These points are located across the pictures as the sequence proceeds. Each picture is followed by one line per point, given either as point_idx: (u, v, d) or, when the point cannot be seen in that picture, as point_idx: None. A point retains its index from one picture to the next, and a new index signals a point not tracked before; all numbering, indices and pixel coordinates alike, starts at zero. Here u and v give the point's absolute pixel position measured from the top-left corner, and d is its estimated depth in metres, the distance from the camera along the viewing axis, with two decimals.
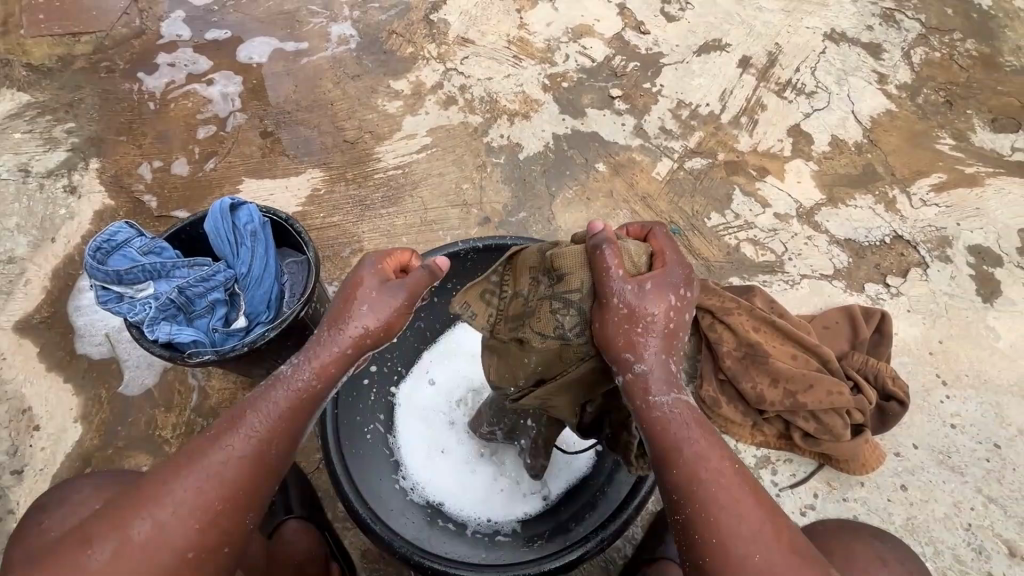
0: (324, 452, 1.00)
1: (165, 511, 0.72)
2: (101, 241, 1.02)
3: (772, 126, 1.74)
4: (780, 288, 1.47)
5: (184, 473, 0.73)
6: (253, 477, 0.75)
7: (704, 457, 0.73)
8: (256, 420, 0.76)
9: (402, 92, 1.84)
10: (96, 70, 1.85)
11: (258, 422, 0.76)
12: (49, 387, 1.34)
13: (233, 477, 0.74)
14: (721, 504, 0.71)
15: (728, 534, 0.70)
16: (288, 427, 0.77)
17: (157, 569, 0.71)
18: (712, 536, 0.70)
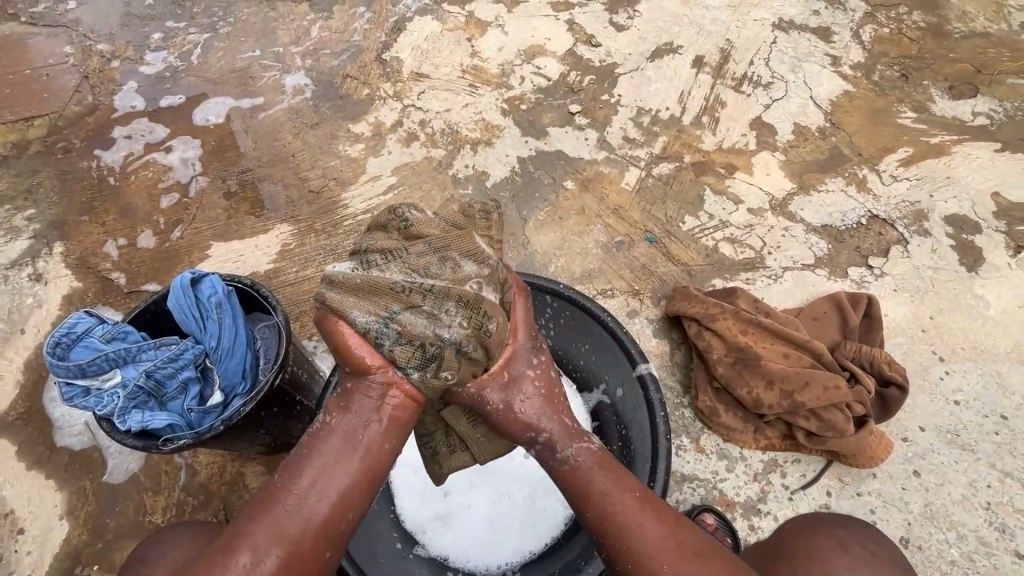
0: None
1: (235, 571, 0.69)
2: (60, 335, 0.99)
3: (733, 122, 1.74)
4: (764, 284, 1.45)
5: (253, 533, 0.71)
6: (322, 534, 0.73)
7: (608, 493, 0.80)
8: (293, 512, 0.72)
9: (362, 134, 1.84)
10: (53, 152, 1.83)
11: (301, 503, 0.73)
12: (31, 486, 1.30)
13: (306, 537, 0.72)
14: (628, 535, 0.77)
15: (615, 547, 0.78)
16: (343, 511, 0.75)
17: None
18: (630, 564, 0.77)
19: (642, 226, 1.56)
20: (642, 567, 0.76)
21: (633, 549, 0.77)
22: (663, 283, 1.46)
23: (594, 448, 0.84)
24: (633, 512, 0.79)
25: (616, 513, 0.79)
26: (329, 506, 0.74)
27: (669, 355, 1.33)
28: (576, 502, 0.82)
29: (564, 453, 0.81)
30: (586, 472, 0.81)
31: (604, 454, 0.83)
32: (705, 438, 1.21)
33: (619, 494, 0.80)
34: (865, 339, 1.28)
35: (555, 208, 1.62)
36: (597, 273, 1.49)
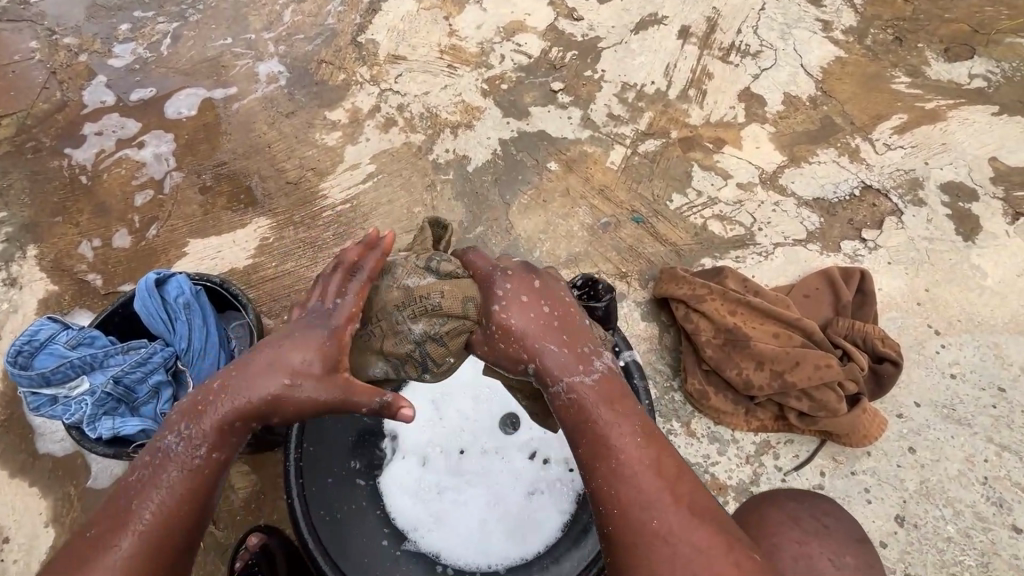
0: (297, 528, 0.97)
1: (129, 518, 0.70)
2: (23, 342, 0.96)
3: (721, 94, 1.68)
4: (754, 261, 1.41)
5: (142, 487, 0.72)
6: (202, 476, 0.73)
7: (613, 430, 0.75)
8: (189, 446, 0.73)
9: (339, 122, 1.78)
10: (22, 151, 1.77)
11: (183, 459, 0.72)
12: (15, 494, 1.28)
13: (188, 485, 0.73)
14: (620, 476, 0.72)
15: (609, 487, 0.72)
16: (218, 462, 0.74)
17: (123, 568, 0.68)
18: (614, 507, 0.71)
19: (628, 206, 1.51)
20: (631, 512, 0.70)
21: (625, 496, 0.71)
22: (651, 264, 1.42)
23: (598, 380, 0.77)
24: (633, 459, 0.73)
25: (617, 456, 0.73)
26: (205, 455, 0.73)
27: (657, 338, 1.30)
28: (573, 438, 0.77)
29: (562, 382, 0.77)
30: (591, 407, 0.75)
31: (616, 397, 0.77)
32: (696, 421, 1.19)
33: (624, 438, 0.74)
34: (858, 315, 1.24)
35: (539, 191, 1.57)
36: (583, 256, 1.45)
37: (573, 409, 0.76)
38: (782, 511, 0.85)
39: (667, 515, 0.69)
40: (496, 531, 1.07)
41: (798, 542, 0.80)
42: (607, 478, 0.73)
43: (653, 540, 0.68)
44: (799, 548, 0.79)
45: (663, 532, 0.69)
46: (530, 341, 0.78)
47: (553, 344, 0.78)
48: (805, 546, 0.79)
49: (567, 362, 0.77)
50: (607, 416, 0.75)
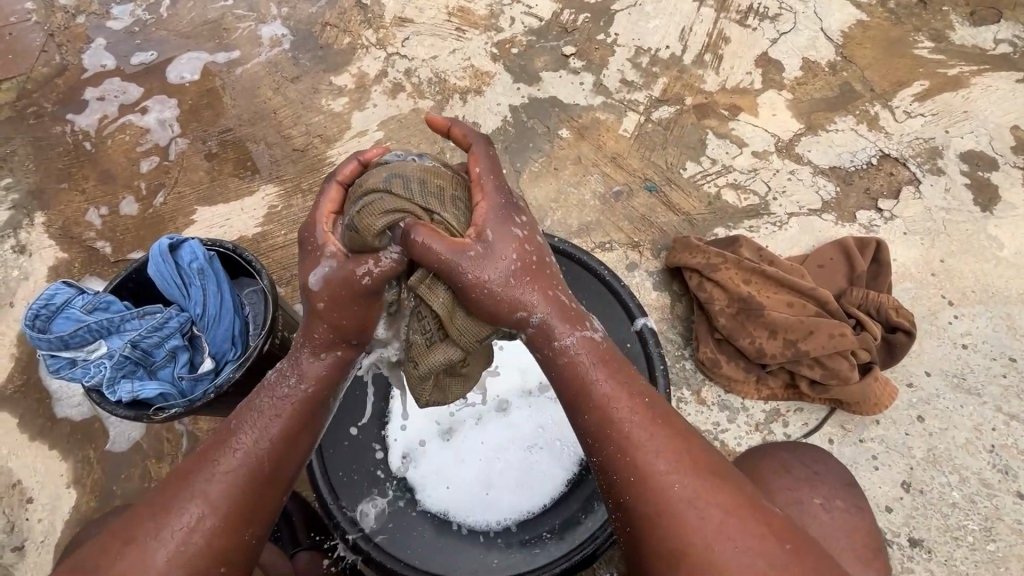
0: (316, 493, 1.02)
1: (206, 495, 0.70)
2: (39, 306, 0.96)
3: (738, 59, 1.63)
4: (768, 231, 1.39)
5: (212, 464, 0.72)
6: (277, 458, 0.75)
7: (615, 396, 0.72)
8: (261, 427, 0.75)
9: (346, 87, 1.74)
10: (24, 117, 1.74)
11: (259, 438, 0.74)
12: (36, 456, 1.31)
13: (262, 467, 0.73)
14: (632, 442, 0.70)
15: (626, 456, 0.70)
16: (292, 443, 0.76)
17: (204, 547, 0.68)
18: (632, 474, 0.69)
19: (641, 174, 1.49)
20: (652, 482, 0.68)
21: (643, 467, 0.69)
22: (663, 234, 1.41)
23: (599, 340, 0.75)
24: (645, 433, 0.70)
25: (627, 429, 0.70)
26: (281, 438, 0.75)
27: (669, 307, 1.30)
28: (574, 402, 0.73)
29: (557, 343, 0.73)
30: (587, 369, 0.72)
31: (608, 351, 0.75)
32: (707, 389, 1.20)
33: (628, 409, 0.71)
34: (872, 285, 1.24)
35: (550, 158, 1.54)
36: (595, 225, 1.44)
37: (576, 382, 0.73)
38: (773, 461, 0.86)
39: (691, 488, 0.67)
40: (499, 488, 1.08)
41: (790, 490, 0.82)
42: (625, 451, 0.70)
43: (679, 514, 0.66)
44: (791, 494, 0.81)
45: (691, 499, 0.67)
46: (512, 290, 0.71)
47: (537, 295, 0.72)
48: (797, 493, 0.82)
49: (563, 310, 0.74)
50: (608, 385, 0.73)
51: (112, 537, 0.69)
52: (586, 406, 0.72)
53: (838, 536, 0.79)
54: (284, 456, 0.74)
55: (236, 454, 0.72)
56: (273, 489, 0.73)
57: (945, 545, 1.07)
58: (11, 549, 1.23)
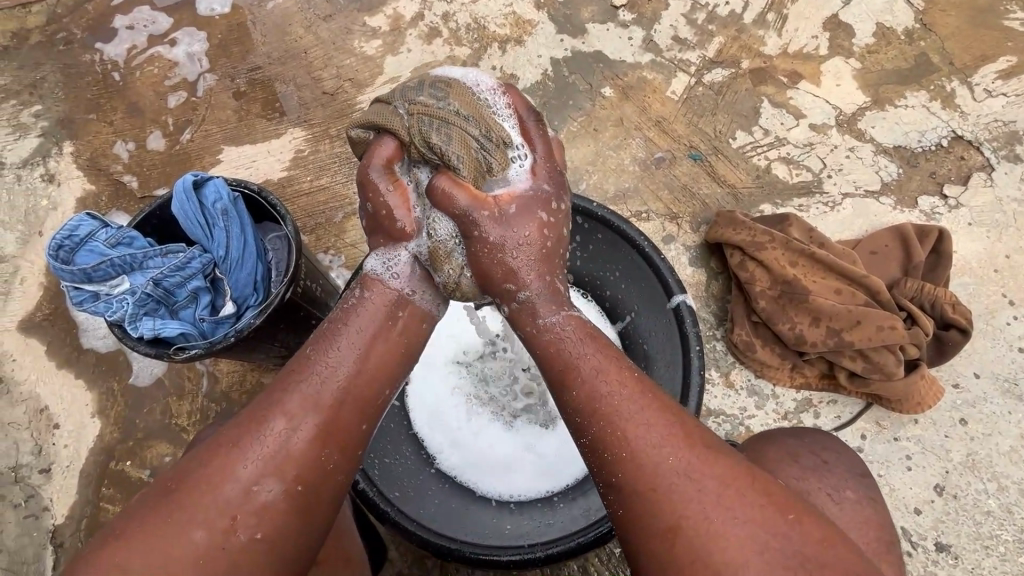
0: None
1: (284, 414, 0.66)
2: (63, 238, 0.95)
3: (804, 21, 1.49)
4: (819, 211, 1.30)
5: (290, 385, 0.68)
6: (355, 380, 0.70)
7: (602, 371, 0.69)
8: (338, 350, 0.70)
9: (380, 29, 1.65)
10: (52, 41, 1.69)
11: (332, 361, 0.69)
12: (62, 384, 1.33)
13: (340, 391, 0.69)
14: (620, 412, 0.66)
15: (628, 431, 0.65)
16: (369, 364, 0.71)
17: (288, 468, 0.64)
18: (621, 450, 0.65)
19: (687, 142, 1.40)
20: (644, 464, 0.64)
21: (636, 443, 0.65)
22: (705, 207, 1.33)
23: (575, 322, 0.72)
24: (638, 406, 0.67)
25: (616, 403, 0.67)
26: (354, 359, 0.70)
27: (704, 285, 1.23)
28: (558, 382, 0.71)
29: (540, 321, 0.72)
30: (572, 346, 0.70)
31: (597, 332, 0.73)
32: (737, 372, 1.15)
33: (617, 383, 0.68)
34: (927, 277, 1.15)
35: (590, 118, 1.45)
36: (632, 193, 1.36)
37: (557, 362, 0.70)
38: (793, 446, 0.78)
39: (687, 462, 0.64)
40: (520, 464, 1.10)
41: (798, 480, 0.73)
42: (618, 429, 0.66)
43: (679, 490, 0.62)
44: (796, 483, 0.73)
45: (682, 472, 0.63)
46: (512, 261, 0.72)
47: (530, 272, 0.72)
48: (803, 482, 0.73)
49: (556, 294, 0.74)
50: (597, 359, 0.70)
51: (199, 449, 0.66)
52: (569, 387, 0.69)
53: (853, 532, 0.71)
54: (370, 381, 0.71)
55: (314, 376, 0.69)
56: (352, 412, 0.69)
57: (973, 553, 1.03)
58: (39, 471, 1.27)
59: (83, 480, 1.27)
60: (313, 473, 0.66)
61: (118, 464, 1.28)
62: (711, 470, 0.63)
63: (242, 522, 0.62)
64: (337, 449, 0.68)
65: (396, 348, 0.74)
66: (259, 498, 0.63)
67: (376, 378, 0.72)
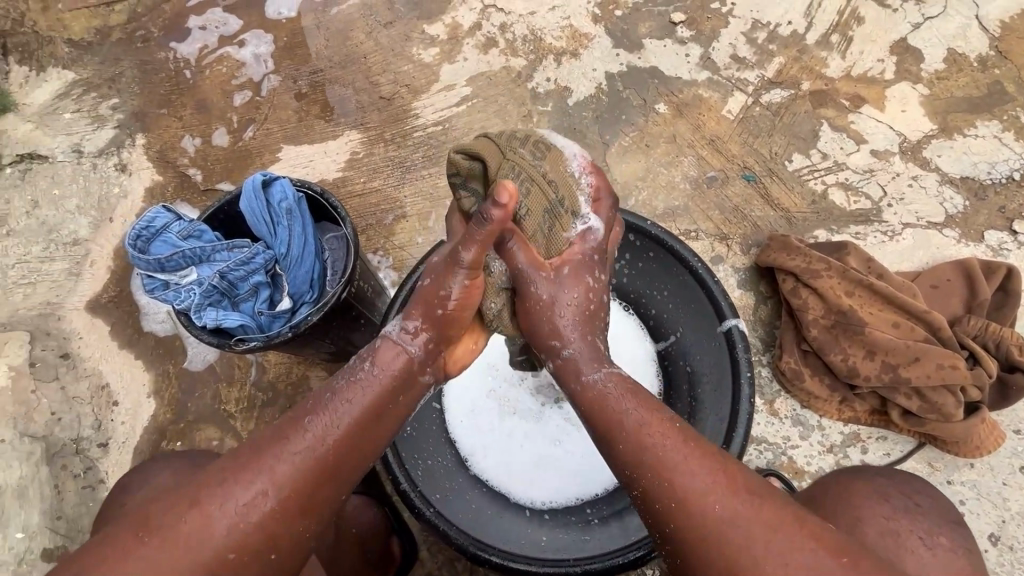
0: None
1: (266, 472, 0.67)
2: (141, 228, 1.01)
3: (869, 43, 1.46)
4: (877, 240, 1.26)
5: (274, 444, 0.69)
6: (342, 446, 0.70)
7: (644, 421, 0.71)
8: (331, 414, 0.71)
9: (438, 37, 1.69)
10: (131, 38, 1.78)
11: (324, 424, 0.70)
12: (123, 363, 1.41)
13: (324, 457, 0.69)
14: (666, 461, 0.67)
15: (673, 480, 0.66)
16: (359, 432, 0.72)
17: (256, 528, 0.65)
18: (671, 501, 0.65)
19: (741, 162, 1.38)
20: (693, 513, 0.64)
21: (682, 490, 0.65)
22: (757, 229, 1.31)
23: (620, 379, 0.76)
24: (682, 453, 0.67)
25: (660, 452, 0.68)
26: (347, 424, 0.71)
27: (752, 309, 1.22)
28: (602, 434, 0.73)
29: (584, 377, 0.77)
30: (617, 400, 0.73)
31: (640, 386, 0.76)
32: (782, 401, 1.12)
33: (664, 428, 0.70)
34: (992, 316, 1.11)
35: (642, 134, 1.45)
36: (682, 211, 1.35)
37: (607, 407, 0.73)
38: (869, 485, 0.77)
39: (734, 509, 0.63)
40: (552, 472, 1.10)
41: (888, 519, 0.72)
42: (664, 476, 0.66)
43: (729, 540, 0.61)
44: (886, 523, 0.71)
45: (729, 521, 0.62)
46: (559, 320, 0.80)
47: (574, 333, 0.80)
48: (894, 523, 0.71)
49: (597, 351, 0.80)
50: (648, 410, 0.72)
51: (171, 495, 0.67)
52: (616, 435, 0.71)
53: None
54: (353, 449, 0.71)
55: (333, 397, 0.73)
56: (331, 480, 0.70)
57: None
58: (97, 445, 1.33)
59: (136, 457, 1.34)
60: (280, 535, 0.66)
61: (169, 443, 1.35)
62: (760, 518, 0.62)
63: (253, 527, 0.65)
64: (310, 515, 0.68)
65: (384, 421, 0.75)
66: (268, 510, 0.65)
67: (364, 446, 0.72)
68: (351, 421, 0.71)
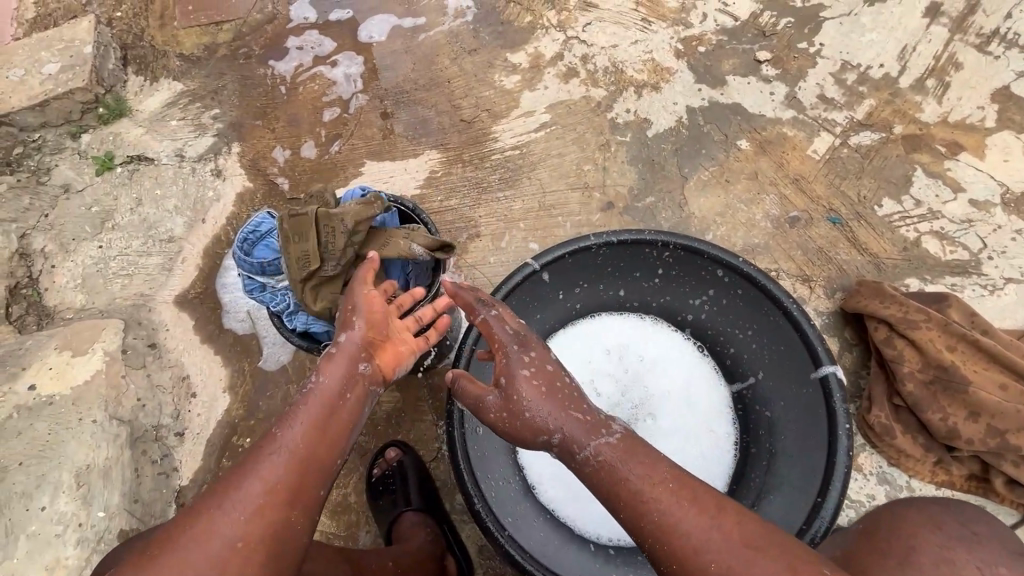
0: (448, 443, 0.97)
1: (254, 479, 0.74)
2: (248, 232, 1.07)
3: (968, 90, 1.41)
4: (975, 293, 1.20)
5: (257, 458, 0.76)
6: (317, 443, 0.79)
7: (645, 477, 0.75)
8: (297, 420, 0.79)
9: (520, 65, 1.75)
10: (235, 55, 1.92)
11: (290, 427, 0.79)
12: (203, 357, 1.48)
13: (300, 452, 0.77)
14: (673, 513, 0.71)
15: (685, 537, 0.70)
16: (325, 425, 0.80)
17: (253, 524, 0.72)
18: (680, 548, 0.70)
19: (826, 203, 1.34)
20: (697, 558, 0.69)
21: (691, 551, 0.69)
22: (842, 273, 1.26)
23: (618, 439, 0.78)
24: (684, 515, 0.71)
25: (665, 513, 0.72)
26: (313, 425, 0.80)
27: (836, 355, 1.17)
28: (606, 501, 0.77)
29: (580, 454, 0.79)
30: (614, 470, 0.76)
31: (631, 439, 0.79)
32: (866, 456, 1.06)
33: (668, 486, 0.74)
34: None
35: (722, 169, 1.44)
36: (762, 249, 1.33)
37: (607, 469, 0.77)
38: (919, 514, 0.73)
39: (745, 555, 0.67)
40: None
41: (941, 548, 0.68)
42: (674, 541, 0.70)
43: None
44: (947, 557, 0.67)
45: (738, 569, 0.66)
46: (525, 405, 0.82)
47: (551, 419, 0.81)
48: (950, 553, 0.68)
49: (583, 423, 0.80)
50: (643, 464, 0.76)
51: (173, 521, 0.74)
52: (620, 497, 0.75)
53: None
54: (329, 442, 0.80)
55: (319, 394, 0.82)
56: (311, 474, 0.77)
57: None
58: (174, 434, 1.40)
59: (210, 449, 1.40)
60: (277, 523, 0.74)
61: (240, 439, 1.41)
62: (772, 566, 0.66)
63: (253, 526, 0.72)
64: (297, 501, 0.76)
65: (348, 421, 0.83)
66: (285, 491, 0.75)
67: (331, 433, 0.81)
68: (337, 408, 0.82)
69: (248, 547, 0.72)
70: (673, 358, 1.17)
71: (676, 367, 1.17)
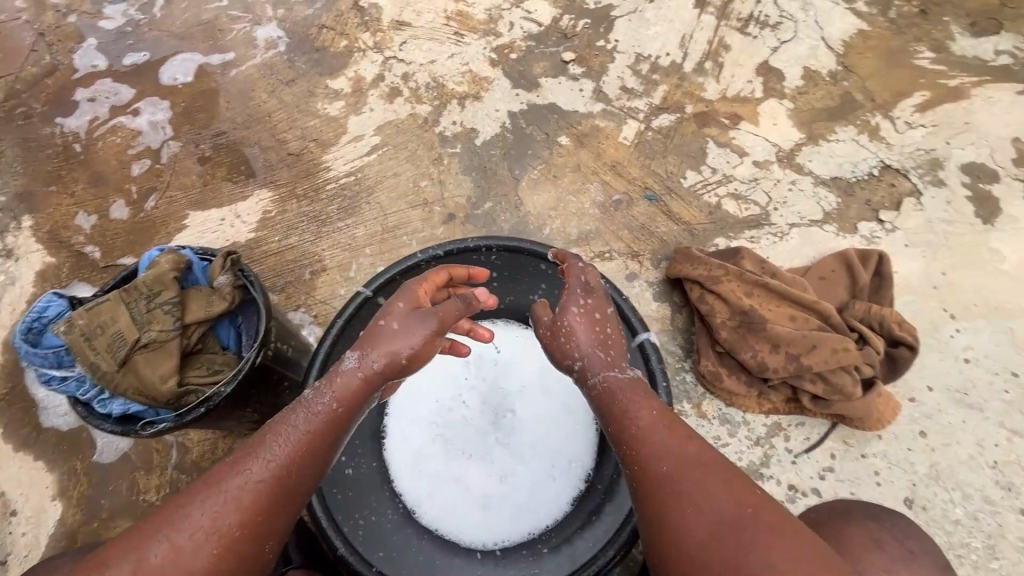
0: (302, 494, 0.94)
1: (234, 486, 0.73)
2: (31, 320, 0.93)
3: (737, 68, 1.62)
4: (769, 241, 1.38)
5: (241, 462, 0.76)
6: (302, 456, 0.78)
7: (632, 414, 0.78)
8: (288, 433, 0.79)
9: (342, 91, 1.72)
10: (12, 115, 1.70)
11: (282, 436, 0.78)
12: (20, 467, 1.27)
13: (285, 467, 0.76)
14: (654, 448, 0.74)
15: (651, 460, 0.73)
16: (317, 442, 0.80)
17: (224, 533, 0.70)
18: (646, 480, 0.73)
19: (641, 183, 1.47)
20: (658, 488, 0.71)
21: (650, 472, 0.73)
22: (664, 243, 1.39)
23: (629, 377, 0.84)
24: (659, 440, 0.75)
25: (653, 439, 0.75)
26: (307, 435, 0.79)
27: (669, 319, 1.29)
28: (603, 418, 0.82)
29: (591, 381, 0.84)
30: (620, 395, 0.81)
31: (641, 386, 0.83)
32: (708, 403, 1.18)
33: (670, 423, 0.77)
34: (875, 298, 1.22)
35: (549, 166, 1.52)
36: (594, 234, 1.42)
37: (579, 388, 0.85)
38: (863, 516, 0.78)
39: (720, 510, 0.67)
40: (499, 507, 1.09)
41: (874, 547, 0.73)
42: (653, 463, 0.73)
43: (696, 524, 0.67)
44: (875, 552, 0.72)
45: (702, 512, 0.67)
46: (576, 336, 0.87)
47: (597, 355, 0.86)
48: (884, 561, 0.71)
49: (606, 360, 0.85)
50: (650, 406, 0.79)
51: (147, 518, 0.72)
52: (621, 424, 0.78)
53: None
54: (309, 462, 0.78)
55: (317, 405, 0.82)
56: (292, 488, 0.76)
57: None
58: None
59: None
60: (247, 539, 0.71)
61: None
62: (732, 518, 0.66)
63: (224, 533, 0.70)
64: (274, 515, 0.74)
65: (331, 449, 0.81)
66: (261, 506, 0.73)
67: (323, 452, 0.80)
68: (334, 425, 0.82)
69: (215, 553, 0.70)
70: (528, 353, 1.22)
71: (532, 360, 1.22)
